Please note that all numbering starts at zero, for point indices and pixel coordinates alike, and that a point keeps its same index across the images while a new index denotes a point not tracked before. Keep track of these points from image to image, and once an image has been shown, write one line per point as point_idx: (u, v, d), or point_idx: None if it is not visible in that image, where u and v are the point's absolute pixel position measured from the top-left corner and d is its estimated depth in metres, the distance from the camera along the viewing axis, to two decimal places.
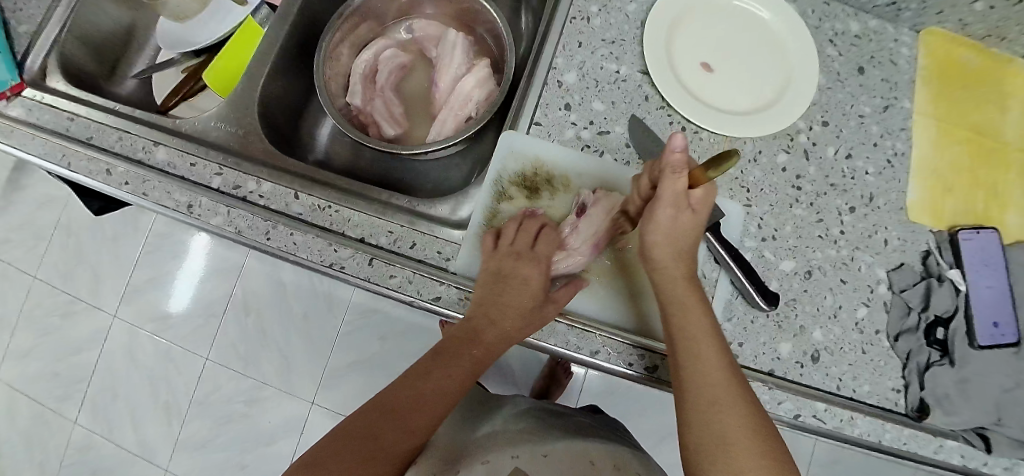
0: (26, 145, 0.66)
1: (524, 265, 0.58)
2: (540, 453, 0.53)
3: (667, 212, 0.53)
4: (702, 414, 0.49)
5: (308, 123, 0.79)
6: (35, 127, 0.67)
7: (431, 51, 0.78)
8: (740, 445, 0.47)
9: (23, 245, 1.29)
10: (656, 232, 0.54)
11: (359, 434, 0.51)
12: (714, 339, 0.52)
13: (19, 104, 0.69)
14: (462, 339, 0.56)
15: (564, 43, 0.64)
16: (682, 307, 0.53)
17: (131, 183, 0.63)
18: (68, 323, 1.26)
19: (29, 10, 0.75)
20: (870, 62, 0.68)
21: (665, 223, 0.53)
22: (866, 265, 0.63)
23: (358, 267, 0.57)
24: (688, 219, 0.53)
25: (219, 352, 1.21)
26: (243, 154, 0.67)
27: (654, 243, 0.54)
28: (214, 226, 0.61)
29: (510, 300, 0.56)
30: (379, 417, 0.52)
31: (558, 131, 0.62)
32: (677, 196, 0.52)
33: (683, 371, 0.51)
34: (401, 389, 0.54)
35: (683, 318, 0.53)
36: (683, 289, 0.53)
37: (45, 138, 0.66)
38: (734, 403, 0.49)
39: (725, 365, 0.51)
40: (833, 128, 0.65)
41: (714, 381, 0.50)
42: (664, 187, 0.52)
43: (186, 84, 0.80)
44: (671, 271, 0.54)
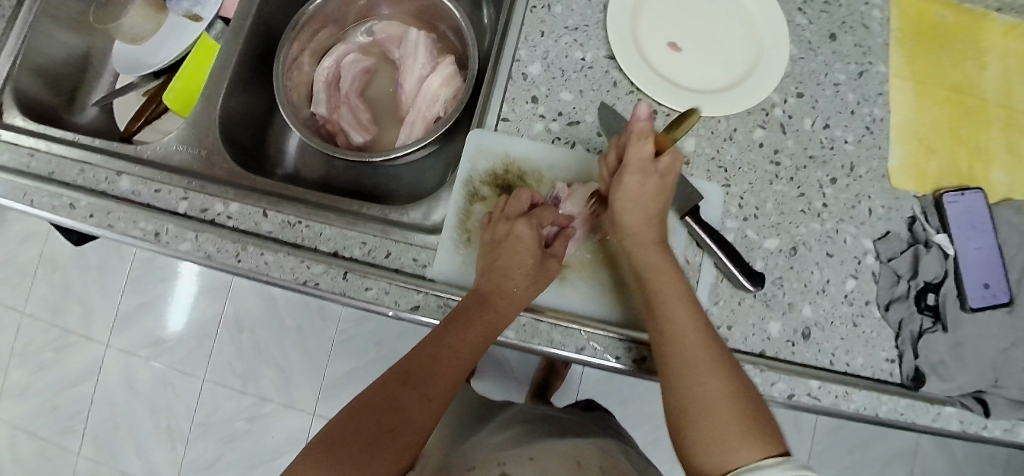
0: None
1: (521, 225, 0.55)
2: (528, 456, 0.53)
3: (635, 179, 0.53)
4: (681, 379, 0.48)
5: (276, 137, 0.77)
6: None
7: (394, 51, 0.76)
8: (723, 408, 0.46)
9: (8, 283, 1.28)
10: (623, 198, 0.53)
11: (376, 409, 0.49)
12: (685, 299, 0.51)
13: None
14: (471, 303, 0.54)
15: (527, 34, 0.63)
16: (653, 269, 0.52)
17: (95, 215, 0.62)
18: (62, 356, 1.25)
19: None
20: (842, 27, 0.66)
21: (632, 190, 0.53)
22: (852, 236, 0.61)
23: (333, 282, 0.56)
24: (654, 188, 0.53)
25: (215, 372, 1.20)
26: (207, 176, 0.65)
27: (620, 210, 0.54)
28: (183, 253, 0.59)
29: (509, 265, 0.54)
30: (397, 389, 0.50)
31: (526, 125, 0.61)
32: (642, 161, 0.52)
33: (661, 336, 0.50)
34: (415, 359, 0.52)
35: (656, 282, 0.52)
36: (652, 253, 0.53)
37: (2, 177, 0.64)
38: (712, 366, 0.48)
39: (700, 325, 0.50)
40: (809, 99, 0.64)
41: (693, 344, 0.49)
42: (630, 153, 0.53)
43: (147, 108, 0.78)
44: (641, 236, 0.53)
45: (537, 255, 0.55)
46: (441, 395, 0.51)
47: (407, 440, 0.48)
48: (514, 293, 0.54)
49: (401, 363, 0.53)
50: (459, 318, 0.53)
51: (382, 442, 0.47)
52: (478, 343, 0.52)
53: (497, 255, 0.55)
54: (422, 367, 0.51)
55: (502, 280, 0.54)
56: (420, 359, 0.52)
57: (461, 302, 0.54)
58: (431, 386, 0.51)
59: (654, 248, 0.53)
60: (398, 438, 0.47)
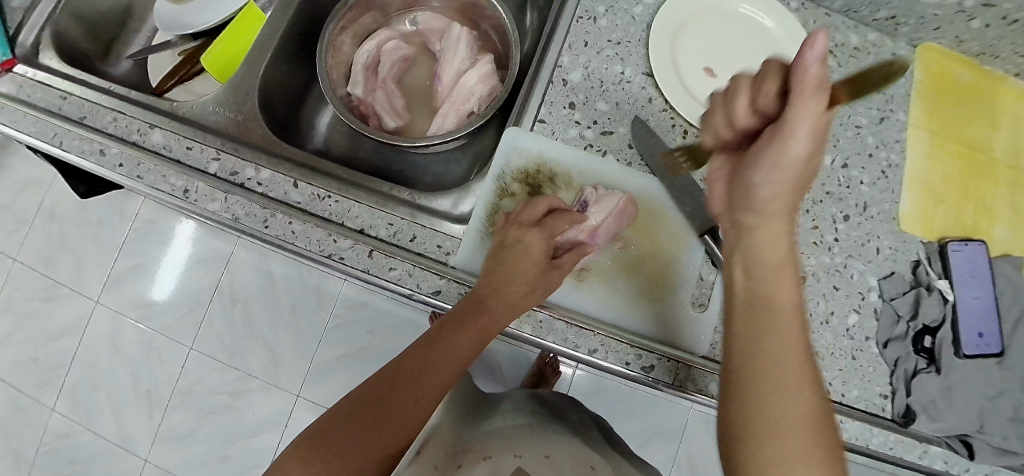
0: (16, 122, 0.64)
1: (531, 235, 0.57)
2: (543, 454, 0.56)
3: (795, 144, 0.43)
4: (766, 381, 0.43)
5: (308, 112, 0.79)
6: (26, 104, 0.65)
7: (435, 43, 0.78)
8: (802, 422, 0.41)
9: (5, 228, 1.26)
10: (772, 164, 0.45)
11: (368, 404, 0.50)
12: (796, 309, 0.46)
13: (10, 80, 0.67)
14: (471, 308, 0.55)
15: (570, 42, 0.65)
16: (764, 269, 0.47)
17: (125, 165, 0.62)
18: (49, 307, 1.23)
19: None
20: (868, 74, 0.69)
21: (798, 158, 0.44)
22: (858, 273, 0.64)
23: (357, 258, 0.57)
24: (812, 158, 0.45)
25: (204, 341, 1.19)
26: (240, 140, 0.66)
27: (768, 188, 0.46)
28: (210, 212, 0.60)
29: (515, 271, 0.56)
30: (390, 388, 0.51)
31: (561, 129, 0.63)
32: (816, 121, 0.42)
33: (751, 331, 0.45)
34: (411, 358, 0.54)
35: (769, 275, 0.46)
36: (785, 246, 0.47)
37: (36, 115, 0.65)
38: (806, 378, 0.43)
39: (802, 339, 0.45)
40: (831, 138, 0.66)
41: (792, 350, 0.44)
42: (799, 109, 0.41)
43: (184, 67, 0.80)
44: (772, 227, 0.47)
45: (542, 265, 0.57)
46: (432, 395, 0.52)
47: (396, 436, 0.49)
48: (514, 300, 0.55)
49: (396, 362, 0.54)
50: (460, 321, 0.55)
51: (370, 438, 0.48)
52: (473, 345, 0.55)
53: (503, 260, 0.57)
54: (416, 366, 0.53)
55: (503, 286, 0.56)
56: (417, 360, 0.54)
57: (459, 305, 0.56)
58: (422, 386, 0.52)
59: (787, 244, 0.47)
60: (387, 435, 0.49)
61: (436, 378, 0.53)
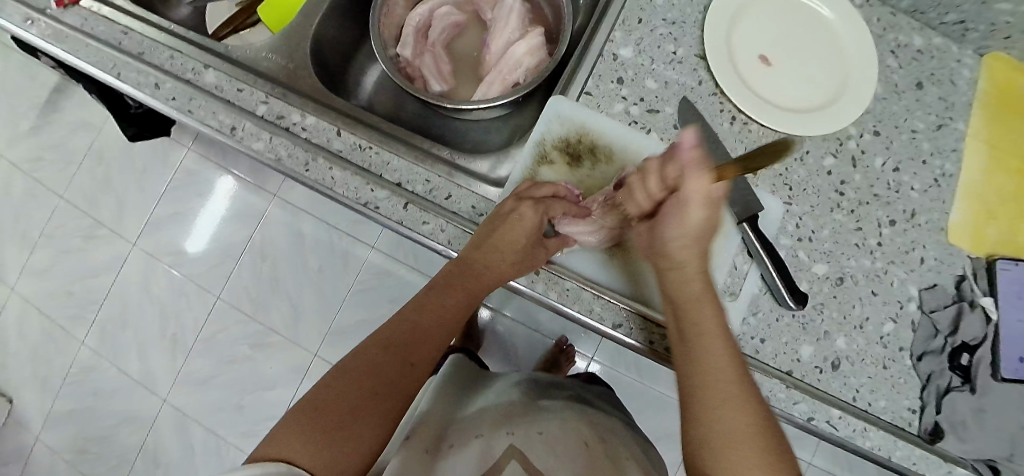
0: (79, 53, 0.68)
1: (526, 207, 0.56)
2: (536, 431, 0.57)
3: (699, 214, 0.51)
4: (706, 408, 0.47)
5: (356, 69, 0.79)
6: (91, 35, 0.68)
7: (486, 13, 0.77)
8: (748, 440, 0.45)
9: (54, 165, 1.31)
10: (677, 229, 0.52)
11: (393, 348, 0.53)
12: (724, 335, 0.50)
13: (76, 13, 0.70)
14: (460, 274, 0.58)
15: (625, 18, 0.64)
16: (695, 302, 0.51)
17: (177, 99, 0.64)
18: (89, 245, 1.27)
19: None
20: (929, 78, 0.67)
21: (695, 224, 0.51)
22: (898, 281, 0.62)
23: (392, 209, 0.58)
24: (714, 217, 0.52)
25: (230, 292, 1.22)
26: (290, 87, 0.67)
27: (677, 242, 0.52)
28: (254, 151, 0.61)
29: (503, 239, 0.55)
30: (404, 336, 0.55)
31: (607, 103, 0.62)
32: (704, 196, 0.50)
33: (691, 366, 0.50)
34: (400, 322, 0.56)
35: (699, 315, 0.51)
36: (698, 284, 0.52)
37: (99, 47, 0.68)
38: (741, 402, 0.47)
39: (735, 362, 0.49)
40: (884, 139, 0.64)
41: (727, 379, 0.48)
42: (688, 188, 0.50)
43: (239, 17, 0.81)
44: (688, 267, 0.52)
45: (533, 238, 0.56)
46: (423, 360, 0.55)
47: (393, 398, 0.51)
48: (501, 267, 0.56)
49: (382, 329, 0.55)
50: (445, 286, 0.58)
51: (373, 404, 0.49)
52: (458, 310, 0.58)
53: (493, 228, 0.56)
54: (419, 330, 0.56)
55: (491, 252, 0.56)
56: (402, 331, 0.55)
57: (444, 268, 0.59)
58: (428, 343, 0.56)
59: (701, 280, 0.52)
60: (384, 401, 0.50)
61: (440, 331, 0.57)
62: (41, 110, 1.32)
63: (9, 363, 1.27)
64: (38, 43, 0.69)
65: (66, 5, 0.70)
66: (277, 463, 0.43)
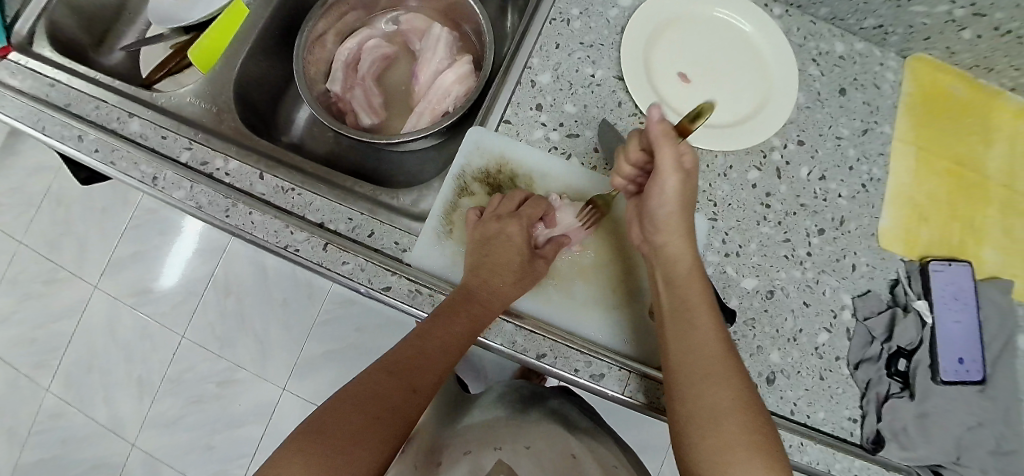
0: (4, 107, 0.65)
1: (512, 226, 0.56)
2: (523, 445, 0.53)
3: (673, 181, 0.52)
4: (692, 382, 0.48)
5: (288, 106, 0.79)
6: (14, 90, 0.66)
7: (415, 43, 0.77)
8: (730, 414, 0.46)
9: (12, 211, 1.30)
10: (661, 199, 0.53)
11: (400, 369, 0.50)
12: (712, 314, 0.51)
13: (3, 66, 0.68)
14: (457, 299, 0.54)
15: (542, 44, 0.64)
16: (683, 283, 0.53)
17: (101, 151, 0.62)
18: (50, 290, 1.27)
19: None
20: (852, 84, 0.67)
21: (674, 191, 0.53)
22: (831, 290, 0.61)
23: (312, 251, 0.57)
24: (688, 185, 0.54)
25: (196, 330, 1.21)
26: (214, 131, 0.66)
27: (664, 210, 0.53)
28: (175, 200, 0.60)
29: (499, 263, 0.55)
30: (407, 359, 0.51)
31: (527, 130, 0.62)
32: (676, 161, 0.52)
33: (680, 344, 0.51)
34: (405, 349, 0.52)
35: (685, 290, 0.52)
36: (689, 262, 0.53)
37: (25, 101, 0.65)
38: (725, 375, 0.48)
39: (722, 340, 0.50)
40: (809, 148, 0.64)
41: (714, 354, 0.49)
42: (664, 156, 0.51)
43: (172, 59, 0.80)
44: (676, 248, 0.53)
45: (525, 255, 0.57)
46: (428, 386, 0.51)
47: (395, 426, 0.47)
48: (502, 289, 0.55)
49: (389, 355, 0.52)
50: (448, 312, 0.53)
51: (375, 431, 0.46)
52: (462, 338, 0.53)
53: (488, 252, 0.56)
54: (418, 356, 0.52)
55: (491, 276, 0.55)
56: (409, 355, 0.52)
57: (449, 298, 0.55)
58: (428, 367, 0.51)
59: (690, 258, 0.53)
60: (388, 426, 0.47)
61: (438, 357, 0.52)
62: None
63: None
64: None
65: None
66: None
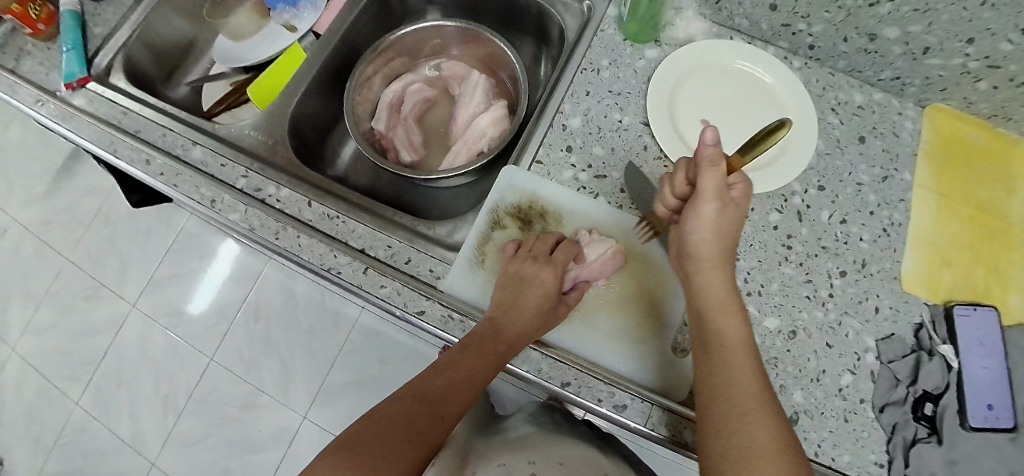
0: (79, 130, 0.72)
1: (546, 271, 0.58)
2: (557, 461, 0.53)
3: (711, 208, 0.54)
4: (727, 418, 0.48)
5: (334, 143, 0.85)
6: (90, 114, 0.73)
7: (454, 88, 0.83)
8: (765, 455, 0.45)
9: (63, 228, 1.39)
10: (697, 226, 0.54)
11: (428, 396, 0.53)
12: (749, 351, 0.52)
13: (82, 95, 0.75)
14: (485, 334, 0.56)
15: (573, 91, 0.69)
16: (721, 313, 0.53)
17: (166, 174, 0.68)
18: (90, 305, 1.33)
19: (106, 15, 0.81)
20: (872, 132, 0.69)
21: (709, 219, 0.54)
22: (854, 332, 0.62)
23: (353, 274, 0.61)
24: (727, 214, 0.54)
25: (224, 354, 1.26)
26: (269, 162, 0.72)
27: (697, 239, 0.55)
28: (230, 221, 0.65)
29: (525, 304, 0.58)
30: (433, 385, 0.54)
31: (557, 171, 0.66)
32: (717, 190, 0.53)
33: (711, 377, 0.51)
34: (433, 379, 0.54)
35: (720, 324, 0.53)
36: (724, 294, 0.54)
37: (99, 126, 0.72)
38: (764, 416, 0.47)
39: (760, 378, 0.50)
40: (829, 193, 0.66)
41: (748, 387, 0.49)
42: (705, 181, 0.53)
43: (232, 95, 0.86)
44: (713, 277, 0.55)
45: (552, 300, 0.59)
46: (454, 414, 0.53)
47: (420, 449, 0.49)
48: (528, 332, 0.57)
49: (417, 381, 0.55)
50: (477, 345, 0.55)
51: (404, 443, 0.49)
52: (485, 374, 0.55)
53: (517, 293, 0.58)
54: (444, 386, 0.54)
55: (516, 316, 0.57)
56: (438, 382, 0.54)
57: (476, 330, 0.57)
58: (454, 398, 0.53)
59: (726, 290, 0.54)
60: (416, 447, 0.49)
61: (463, 389, 0.54)
62: (54, 178, 1.42)
63: (4, 420, 1.31)
64: (46, 123, 0.73)
65: (74, 87, 0.75)
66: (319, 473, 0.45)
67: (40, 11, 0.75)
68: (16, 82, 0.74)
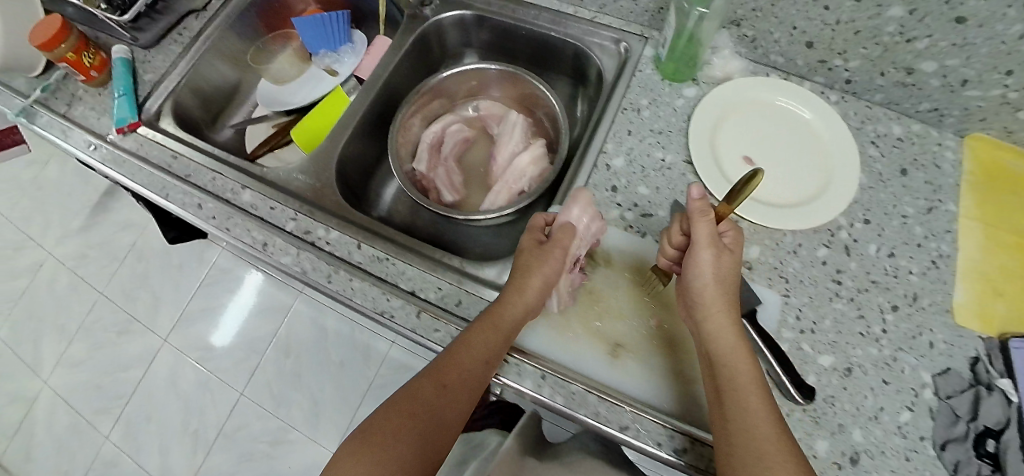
0: (133, 176, 0.74)
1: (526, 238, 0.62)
2: None
3: (708, 255, 0.55)
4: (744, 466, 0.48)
5: (376, 183, 0.84)
6: (141, 158, 0.75)
7: (493, 128, 0.84)
8: None
9: (97, 262, 1.41)
10: (698, 276, 0.55)
11: (438, 376, 0.54)
12: (762, 394, 0.51)
13: (133, 139, 0.77)
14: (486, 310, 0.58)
15: (615, 131, 0.70)
16: (731, 359, 0.53)
17: (216, 217, 0.69)
18: (122, 339, 1.34)
19: (155, 62, 0.83)
20: (913, 164, 0.70)
21: (708, 267, 0.55)
22: (910, 367, 0.62)
23: (407, 317, 0.62)
24: (725, 261, 0.56)
25: (253, 387, 1.24)
26: (317, 203, 0.72)
27: (699, 288, 0.55)
28: (283, 265, 0.66)
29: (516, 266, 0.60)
30: (443, 364, 0.55)
31: (604, 210, 0.66)
32: (711, 237, 0.55)
33: (726, 423, 0.51)
34: (445, 356, 0.55)
35: (732, 370, 0.53)
36: (733, 338, 0.54)
37: (150, 170, 0.74)
38: (781, 457, 0.47)
39: (774, 418, 0.50)
40: (876, 227, 0.66)
41: (762, 431, 0.49)
42: (699, 230, 0.55)
43: (277, 136, 0.86)
44: (718, 322, 0.55)
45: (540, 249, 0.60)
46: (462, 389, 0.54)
47: (425, 429, 0.52)
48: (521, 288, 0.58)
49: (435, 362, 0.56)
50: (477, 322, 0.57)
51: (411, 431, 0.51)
52: (490, 346, 0.55)
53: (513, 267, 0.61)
54: (457, 364, 0.54)
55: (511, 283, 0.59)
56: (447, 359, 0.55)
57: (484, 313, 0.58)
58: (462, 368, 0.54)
59: (734, 334, 0.54)
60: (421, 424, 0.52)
61: (468, 363, 0.54)
62: (89, 214, 1.45)
63: (35, 451, 1.29)
64: (98, 167, 0.76)
65: (125, 132, 0.76)
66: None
67: (93, 59, 0.78)
68: (70, 128, 0.79)
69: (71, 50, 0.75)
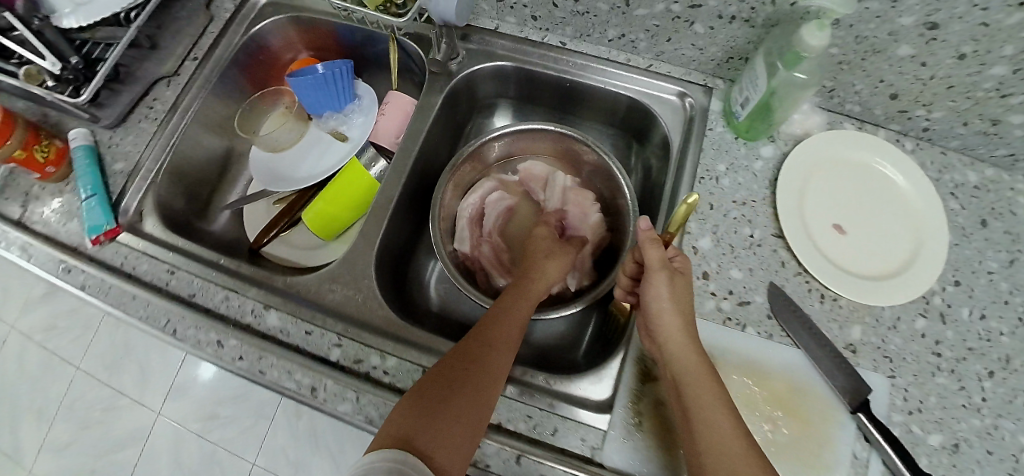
0: (127, 306, 0.62)
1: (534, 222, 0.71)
2: None
3: (662, 279, 0.55)
4: None
5: (417, 264, 0.74)
6: (129, 278, 0.63)
7: (537, 193, 0.76)
8: None
9: (69, 333, 1.24)
10: (655, 301, 0.55)
11: (464, 361, 0.53)
12: (731, 416, 0.50)
13: (115, 251, 0.65)
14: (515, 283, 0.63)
15: (696, 207, 0.64)
16: (695, 379, 0.52)
17: (244, 358, 0.59)
18: (109, 417, 1.19)
19: (125, 146, 0.70)
20: (992, 213, 0.67)
21: (664, 292, 0.55)
22: (1010, 433, 0.59)
23: (505, 464, 0.55)
24: (680, 283, 0.56)
25: (267, 457, 1.14)
26: (361, 319, 0.62)
27: (656, 315, 0.55)
28: (341, 414, 0.56)
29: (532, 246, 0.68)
30: (458, 359, 0.53)
31: (699, 301, 0.61)
32: (662, 261, 0.55)
33: (695, 446, 0.49)
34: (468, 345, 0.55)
35: (700, 392, 0.51)
36: (697, 360, 0.53)
37: (147, 298, 0.62)
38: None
39: (744, 437, 0.49)
40: (965, 288, 0.64)
41: (731, 449, 0.48)
42: (648, 254, 0.55)
43: (281, 219, 0.75)
44: (680, 343, 0.54)
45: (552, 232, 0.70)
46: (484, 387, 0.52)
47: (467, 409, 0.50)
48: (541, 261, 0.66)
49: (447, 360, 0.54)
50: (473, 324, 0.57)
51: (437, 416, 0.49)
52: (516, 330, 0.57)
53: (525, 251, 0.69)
54: (480, 353, 0.54)
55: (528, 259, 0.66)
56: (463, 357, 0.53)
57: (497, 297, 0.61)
58: (493, 354, 0.54)
59: (697, 357, 0.53)
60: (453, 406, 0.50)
61: (499, 361, 0.54)
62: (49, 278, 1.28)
63: None
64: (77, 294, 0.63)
65: (100, 242, 0.64)
66: (382, 449, 0.46)
67: (49, 152, 0.65)
68: (29, 242, 0.65)
69: (20, 146, 0.63)
